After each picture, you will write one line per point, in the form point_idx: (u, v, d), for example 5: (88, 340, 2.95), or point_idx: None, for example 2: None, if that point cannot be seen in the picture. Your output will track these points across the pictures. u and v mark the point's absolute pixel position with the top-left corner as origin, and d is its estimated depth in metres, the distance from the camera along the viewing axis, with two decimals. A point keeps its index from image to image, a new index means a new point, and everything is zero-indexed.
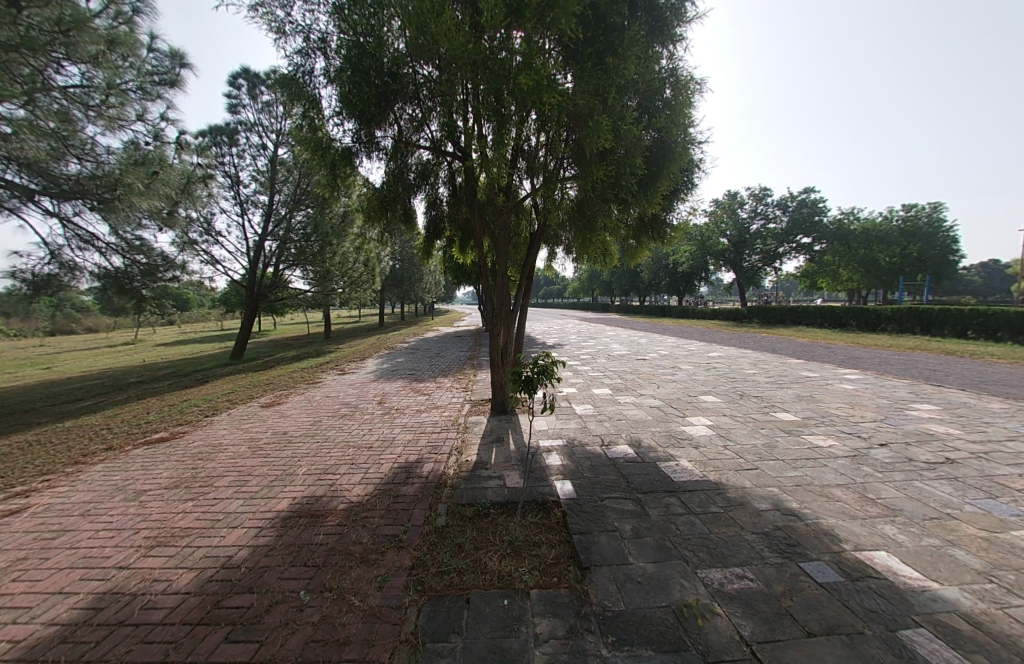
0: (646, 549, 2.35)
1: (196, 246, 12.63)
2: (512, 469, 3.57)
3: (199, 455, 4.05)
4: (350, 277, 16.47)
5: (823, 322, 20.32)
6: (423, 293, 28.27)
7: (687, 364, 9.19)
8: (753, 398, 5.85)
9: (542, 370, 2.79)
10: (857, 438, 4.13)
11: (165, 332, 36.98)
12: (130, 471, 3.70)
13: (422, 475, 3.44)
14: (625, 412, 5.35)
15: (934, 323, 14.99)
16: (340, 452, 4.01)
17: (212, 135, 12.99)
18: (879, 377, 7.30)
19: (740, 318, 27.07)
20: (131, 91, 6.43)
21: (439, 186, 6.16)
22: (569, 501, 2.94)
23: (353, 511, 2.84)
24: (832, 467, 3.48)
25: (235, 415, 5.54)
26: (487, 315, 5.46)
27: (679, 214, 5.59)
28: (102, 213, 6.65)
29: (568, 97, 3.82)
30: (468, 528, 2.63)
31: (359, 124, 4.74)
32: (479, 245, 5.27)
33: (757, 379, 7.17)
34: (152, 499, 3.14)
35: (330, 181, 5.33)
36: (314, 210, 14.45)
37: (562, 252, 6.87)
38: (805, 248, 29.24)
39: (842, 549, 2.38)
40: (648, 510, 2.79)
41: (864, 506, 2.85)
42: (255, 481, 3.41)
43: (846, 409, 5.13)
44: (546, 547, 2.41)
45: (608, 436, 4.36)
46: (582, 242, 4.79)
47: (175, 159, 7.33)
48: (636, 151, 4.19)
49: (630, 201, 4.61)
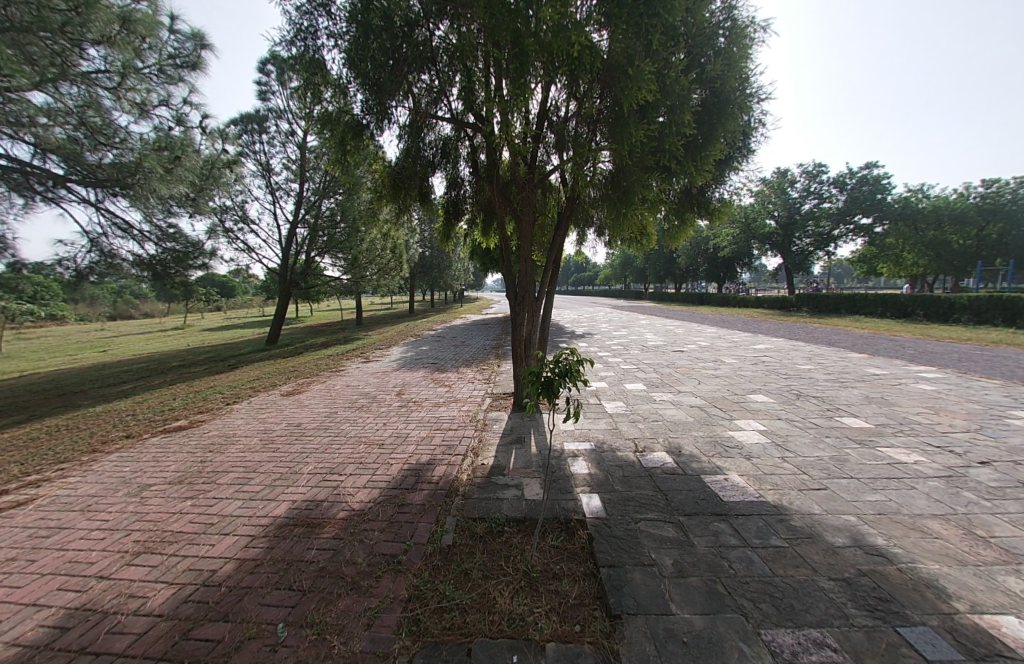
0: (691, 594, 1.89)
1: (230, 235, 12.92)
2: (532, 477, 3.17)
3: (210, 446, 3.97)
4: (378, 264, 16.50)
5: (885, 312, 18.38)
6: (452, 280, 28.19)
7: (730, 357, 8.39)
8: (812, 399, 5.11)
9: (565, 370, 2.23)
10: (950, 454, 3.37)
11: (213, 317, 39.31)
12: (140, 463, 3.65)
13: (433, 480, 3.12)
14: (661, 411, 4.81)
15: (1020, 313, 13.11)
16: (350, 449, 3.78)
17: (244, 123, 13.12)
18: (963, 376, 6.26)
19: (787, 306, 25.20)
20: (152, 74, 6.45)
21: (460, 164, 5.74)
22: (597, 521, 2.51)
23: (353, 520, 2.57)
24: (922, 491, 2.80)
25: (255, 403, 5.50)
26: (510, 303, 5.06)
27: (730, 187, 4.86)
28: (129, 200, 6.71)
29: (600, 52, 3.33)
30: (477, 551, 2.27)
31: (369, 95, 4.34)
32: (502, 227, 4.80)
33: (815, 377, 6.33)
34: (154, 496, 3.04)
35: (343, 161, 5.01)
36: (342, 196, 14.41)
37: (594, 234, 6.29)
38: (863, 230, 26.64)
39: (953, 609, 1.79)
40: (692, 539, 2.32)
41: (974, 548, 2.19)
42: (257, 479, 3.22)
43: (928, 417, 4.30)
44: (568, 582, 2.02)
45: (643, 442, 3.86)
46: (615, 220, 4.19)
47: (200, 144, 7.34)
48: (686, 106, 3.56)
49: (676, 169, 3.94)
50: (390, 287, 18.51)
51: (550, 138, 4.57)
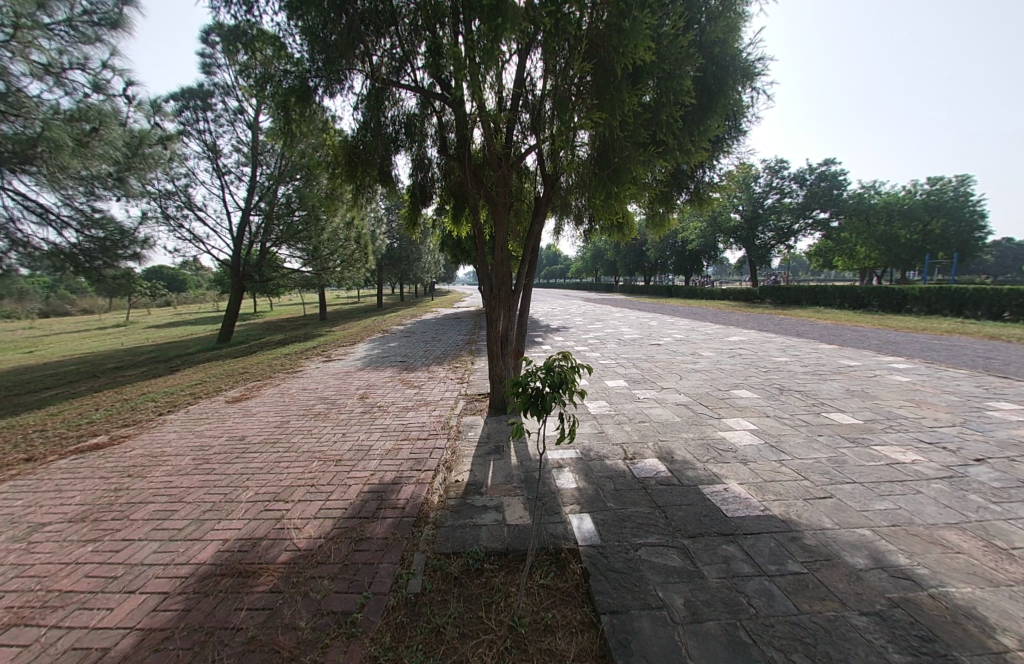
0: (712, 646, 1.55)
1: (171, 222, 11.65)
2: (514, 495, 2.79)
3: (131, 470, 3.33)
4: (342, 255, 15.49)
5: (842, 303, 19.26)
6: (422, 273, 27.36)
7: (708, 350, 8.34)
8: (796, 393, 5.01)
9: (558, 379, 1.81)
10: (944, 451, 3.27)
11: (159, 313, 36.31)
12: (36, 494, 2.98)
13: (398, 504, 2.68)
14: (647, 411, 4.56)
15: (966, 304, 13.93)
16: (302, 468, 3.25)
17: (185, 98, 11.80)
18: (931, 366, 6.41)
19: (751, 298, 26.02)
20: (61, 32, 5.48)
21: (428, 145, 5.22)
22: (591, 551, 2.16)
23: (297, 566, 2.08)
24: (929, 496, 2.63)
25: (193, 413, 4.81)
26: (484, 297, 4.64)
27: (719, 171, 4.61)
28: (36, 178, 5.70)
29: (586, 11, 2.97)
30: (452, 601, 1.86)
31: (318, 54, 3.73)
32: (474, 211, 4.34)
33: (793, 370, 6.30)
34: (46, 541, 2.41)
35: (290, 133, 4.36)
36: (300, 181, 13.34)
37: (572, 224, 5.97)
38: (821, 225, 27.91)
39: (1004, 646, 1.54)
40: (702, 569, 2.01)
41: (1000, 564, 2.00)
42: (182, 513, 2.65)
43: (912, 410, 4.25)
44: (564, 639, 1.64)
45: (632, 447, 3.57)
46: (599, 206, 3.83)
47: (125, 116, 6.34)
48: (680, 75, 3.25)
49: (670, 147, 3.60)
50: (356, 279, 17.56)
51: (527, 116, 4.15)
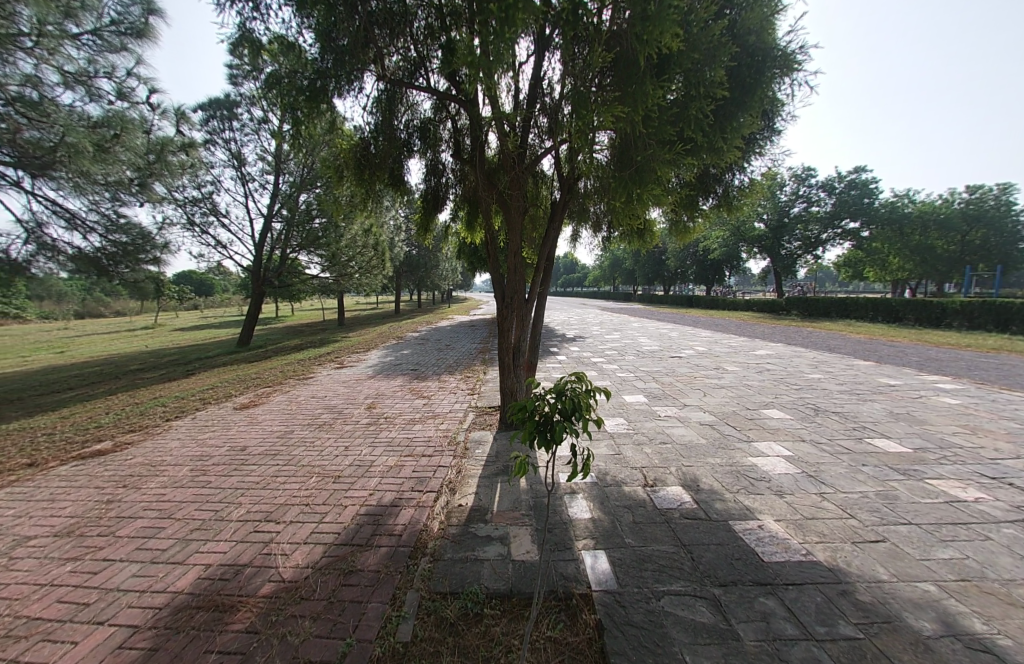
0: None
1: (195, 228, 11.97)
2: (522, 525, 2.54)
3: (127, 480, 3.23)
4: (359, 262, 15.63)
5: (875, 316, 18.27)
6: (439, 281, 27.47)
7: (732, 365, 7.91)
8: (832, 415, 4.61)
9: (572, 406, 1.59)
10: (1012, 488, 2.86)
11: (186, 317, 37.55)
12: (29, 504, 2.89)
13: (394, 531, 2.47)
14: (668, 430, 4.25)
15: (1014, 319, 12.96)
16: (298, 485, 3.09)
17: (211, 109, 12.19)
18: (983, 387, 5.85)
19: (776, 309, 25.08)
20: (88, 41, 5.65)
21: (442, 150, 5.12)
22: (607, 598, 1.90)
23: (278, 601, 1.89)
24: (1003, 544, 2.26)
25: (199, 420, 4.75)
26: (496, 304, 4.44)
27: (749, 173, 4.32)
28: (59, 183, 5.85)
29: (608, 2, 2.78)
30: (444, 652, 1.62)
31: (329, 56, 3.66)
32: (487, 216, 4.17)
33: (827, 388, 5.85)
34: (26, 558, 2.29)
35: (301, 138, 4.30)
36: (320, 189, 13.55)
37: (589, 231, 5.76)
38: (851, 234, 26.76)
39: None
40: (737, 628, 1.71)
41: None
42: (168, 532, 2.50)
43: (968, 438, 3.81)
44: None
45: (652, 472, 3.28)
46: (619, 211, 3.59)
47: (148, 123, 6.48)
48: (710, 69, 3.02)
49: (698, 146, 3.35)
50: (373, 286, 17.71)
51: (544, 116, 3.98)
